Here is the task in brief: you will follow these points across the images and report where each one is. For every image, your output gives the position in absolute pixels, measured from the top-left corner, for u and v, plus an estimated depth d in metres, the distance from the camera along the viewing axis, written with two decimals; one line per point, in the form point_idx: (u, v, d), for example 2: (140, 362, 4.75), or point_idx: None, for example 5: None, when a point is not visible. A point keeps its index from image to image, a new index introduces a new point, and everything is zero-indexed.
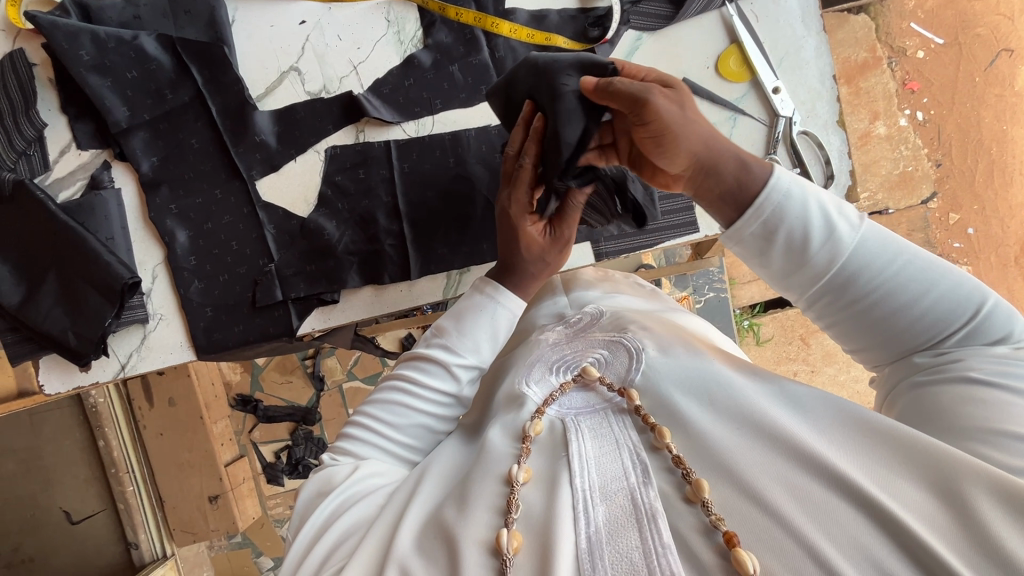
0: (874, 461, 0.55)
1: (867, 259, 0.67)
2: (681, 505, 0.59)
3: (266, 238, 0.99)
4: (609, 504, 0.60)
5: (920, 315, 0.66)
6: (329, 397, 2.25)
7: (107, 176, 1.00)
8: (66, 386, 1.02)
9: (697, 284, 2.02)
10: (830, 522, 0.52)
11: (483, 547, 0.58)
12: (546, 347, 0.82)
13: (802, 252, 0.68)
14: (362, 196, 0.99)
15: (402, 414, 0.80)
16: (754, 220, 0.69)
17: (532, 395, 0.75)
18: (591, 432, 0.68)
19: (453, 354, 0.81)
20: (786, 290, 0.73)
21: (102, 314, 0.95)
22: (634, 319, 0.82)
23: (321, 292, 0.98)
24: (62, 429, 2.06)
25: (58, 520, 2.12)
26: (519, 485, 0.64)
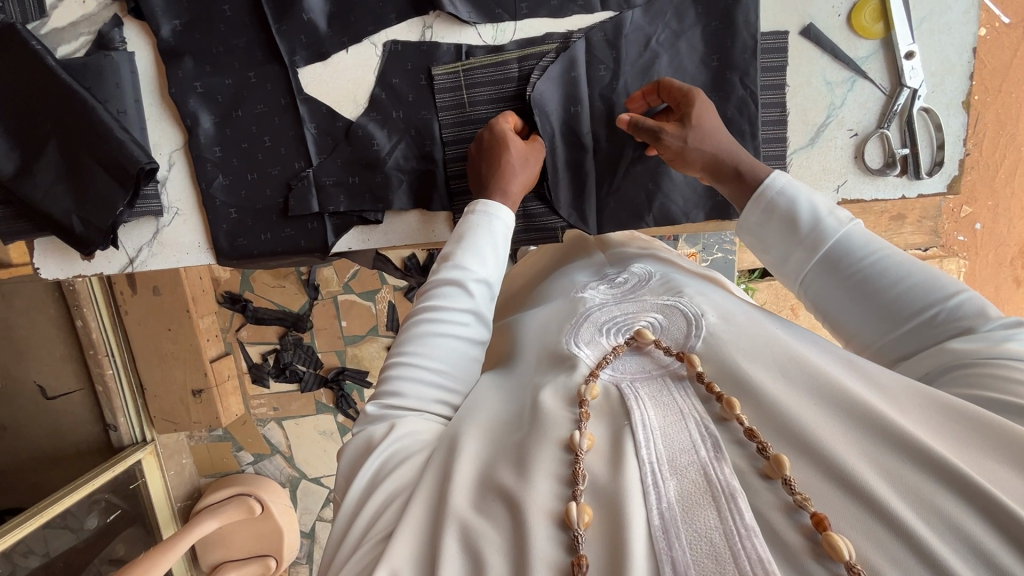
0: (971, 448, 0.47)
1: (849, 246, 0.65)
2: (756, 481, 0.50)
3: (306, 138, 0.87)
4: (681, 479, 0.51)
5: (896, 296, 0.62)
6: (322, 307, 2.17)
7: (118, 36, 0.85)
8: (66, 272, 0.93)
9: (709, 241, 1.94)
10: (928, 508, 0.43)
11: (550, 517, 0.51)
12: (594, 307, 0.73)
13: (789, 232, 0.68)
14: (420, 105, 0.87)
15: (438, 350, 0.67)
16: (755, 211, 0.70)
17: (582, 355, 0.67)
18: (652, 399, 0.59)
19: (463, 271, 0.69)
20: (783, 276, 0.71)
21: (113, 200, 0.84)
22: (685, 284, 0.73)
23: (364, 209, 0.88)
24: (35, 304, 1.95)
25: (33, 394, 2.06)
26: (583, 453, 0.56)
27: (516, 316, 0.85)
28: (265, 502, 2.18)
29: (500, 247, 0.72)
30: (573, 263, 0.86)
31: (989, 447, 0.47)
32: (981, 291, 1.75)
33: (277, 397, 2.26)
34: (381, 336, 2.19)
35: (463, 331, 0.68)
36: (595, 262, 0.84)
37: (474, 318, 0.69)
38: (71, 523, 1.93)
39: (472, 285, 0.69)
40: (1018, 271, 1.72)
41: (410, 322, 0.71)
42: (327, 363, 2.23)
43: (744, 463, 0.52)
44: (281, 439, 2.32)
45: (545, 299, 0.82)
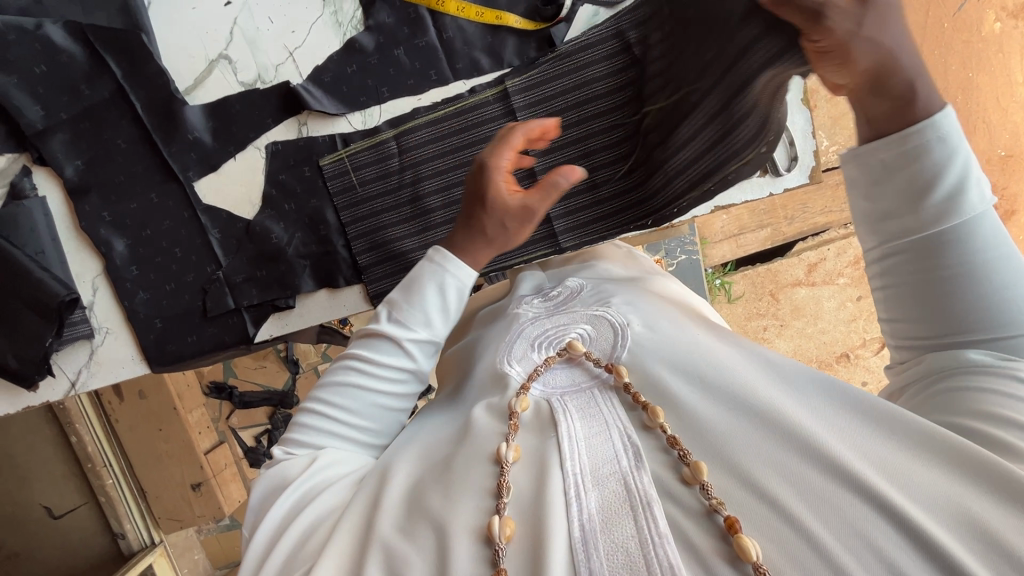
0: (882, 445, 0.48)
1: (971, 232, 0.56)
2: (677, 486, 0.50)
3: (212, 243, 0.94)
4: (602, 488, 0.50)
5: (974, 299, 0.56)
6: (305, 379, 2.21)
7: (28, 184, 0.91)
8: (15, 407, 0.97)
9: (668, 246, 1.82)
10: (832, 511, 0.44)
11: (473, 535, 0.50)
12: (527, 321, 0.72)
13: (914, 193, 0.57)
14: (309, 194, 0.95)
15: (358, 401, 0.69)
16: (892, 151, 0.57)
17: (511, 373, 0.66)
18: (579, 411, 0.59)
19: (404, 328, 0.69)
20: (867, 231, 0.62)
21: (40, 334, 0.90)
22: (615, 294, 0.72)
23: (275, 298, 0.94)
24: (29, 427, 1.97)
25: (39, 516, 2.06)
26: (508, 464, 0.55)
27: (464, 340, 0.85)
28: None
29: (451, 310, 0.71)
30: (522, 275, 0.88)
31: (899, 444, 0.48)
32: None
33: None
34: None
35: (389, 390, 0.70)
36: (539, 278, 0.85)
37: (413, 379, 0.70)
38: None
39: (411, 347, 0.69)
40: None
41: (342, 370, 0.71)
42: None
43: (668, 466, 0.52)
44: None
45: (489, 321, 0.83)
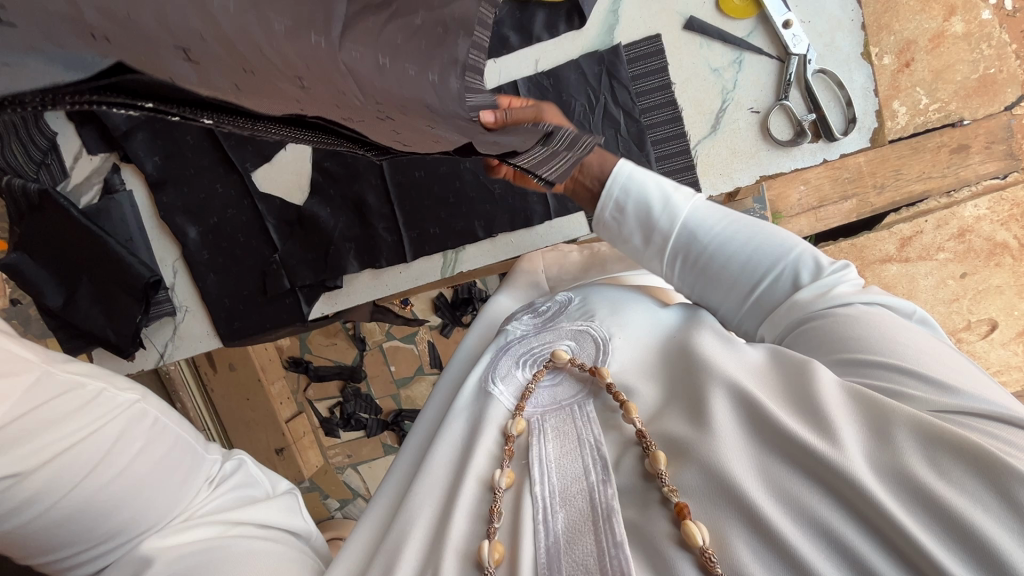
0: (823, 403, 0.46)
1: (698, 218, 0.66)
2: (642, 485, 0.51)
3: (268, 229, 1.03)
4: (568, 507, 0.52)
5: (744, 262, 0.62)
6: (371, 356, 2.35)
7: (117, 179, 1.04)
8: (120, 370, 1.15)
9: None
10: (784, 496, 0.43)
11: (460, 556, 0.53)
12: (514, 340, 0.72)
13: (646, 223, 0.68)
14: (350, 180, 1.02)
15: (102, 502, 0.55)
16: (610, 207, 0.70)
17: (498, 395, 0.65)
18: (554, 430, 0.59)
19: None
20: (651, 264, 0.71)
21: (132, 312, 1.03)
22: (605, 304, 0.71)
23: (325, 278, 1.03)
24: None
25: None
26: (501, 491, 0.56)
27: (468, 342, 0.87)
28: None
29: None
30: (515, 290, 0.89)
31: (843, 405, 0.46)
32: None
33: (350, 445, 2.47)
34: (428, 373, 2.36)
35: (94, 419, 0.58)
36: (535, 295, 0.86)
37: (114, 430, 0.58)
38: None
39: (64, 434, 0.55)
40: None
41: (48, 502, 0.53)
42: (386, 407, 2.41)
43: (633, 473, 0.53)
44: (360, 482, 2.51)
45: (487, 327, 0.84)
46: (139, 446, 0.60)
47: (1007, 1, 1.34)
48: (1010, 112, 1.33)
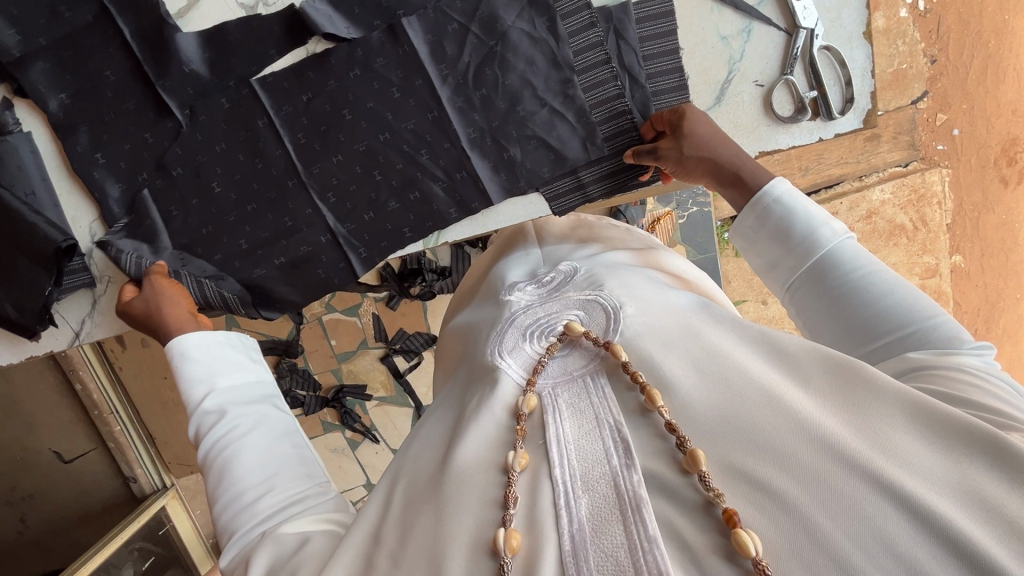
0: (878, 417, 0.42)
1: (842, 255, 0.61)
2: (672, 477, 0.43)
3: (214, 191, 0.87)
4: (591, 494, 0.44)
5: (878, 311, 0.58)
6: (310, 331, 2.16)
7: (10, 118, 0.83)
8: (17, 355, 0.93)
9: (680, 198, 1.73)
10: (839, 505, 0.38)
11: (481, 550, 0.44)
12: (519, 311, 0.62)
13: (780, 238, 0.64)
14: (316, 138, 0.86)
15: (249, 475, 0.64)
16: (748, 215, 0.67)
17: (506, 368, 0.55)
18: (569, 406, 0.50)
19: (212, 378, 0.73)
20: (769, 282, 0.67)
21: (40, 283, 0.85)
22: (614, 275, 0.63)
23: (282, 251, 0.89)
24: (32, 376, 1.81)
25: (49, 460, 1.92)
26: (515, 474, 0.47)
27: (459, 320, 0.78)
28: None
29: (219, 357, 0.75)
30: (509, 258, 0.79)
31: (897, 415, 0.42)
32: (968, 199, 1.58)
33: None
34: (372, 347, 2.21)
35: (249, 403, 0.72)
36: (531, 258, 0.76)
37: (252, 385, 0.74)
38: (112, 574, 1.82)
39: (221, 384, 0.72)
40: (1004, 170, 1.56)
41: (217, 464, 0.66)
42: (325, 383, 2.23)
43: (662, 456, 0.45)
44: None
45: (482, 302, 0.74)
46: (274, 434, 0.69)
47: (921, 2, 1.35)
48: (915, 106, 1.40)
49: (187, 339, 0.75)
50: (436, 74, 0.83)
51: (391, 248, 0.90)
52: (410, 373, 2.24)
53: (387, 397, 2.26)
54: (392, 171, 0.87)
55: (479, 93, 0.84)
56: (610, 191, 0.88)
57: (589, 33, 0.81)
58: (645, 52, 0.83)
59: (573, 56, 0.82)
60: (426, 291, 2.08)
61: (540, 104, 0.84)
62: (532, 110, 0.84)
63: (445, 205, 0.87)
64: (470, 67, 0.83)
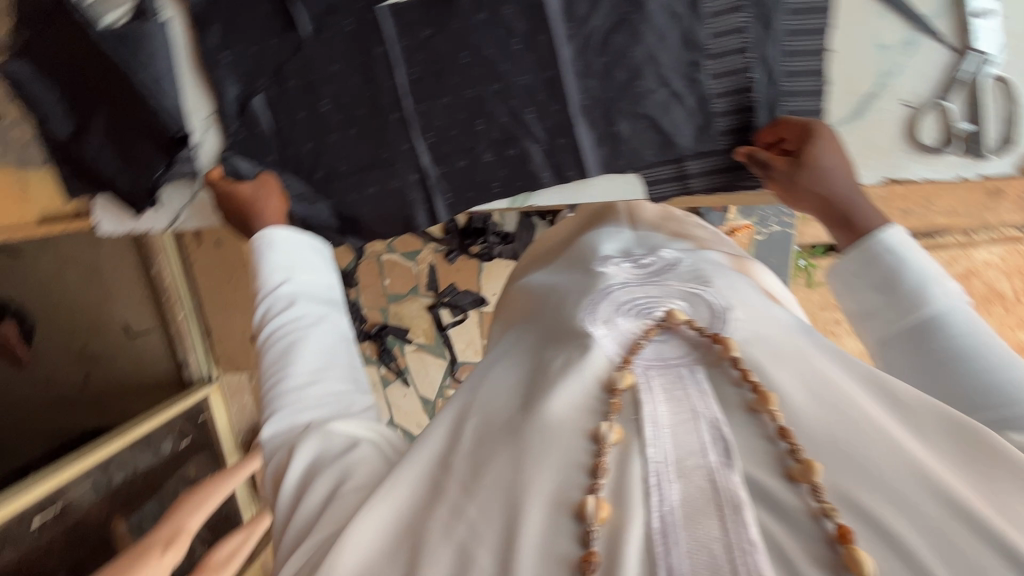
0: (1002, 488, 0.40)
1: (953, 319, 0.55)
2: (779, 486, 0.41)
3: (322, 109, 0.90)
4: (686, 481, 0.42)
5: (984, 384, 0.51)
6: (367, 266, 2.24)
7: (154, 3, 0.87)
8: (122, 225, 1.06)
9: (764, 214, 1.62)
10: (961, 559, 0.36)
11: (558, 509, 0.43)
12: (616, 286, 0.61)
13: (885, 288, 0.59)
14: (429, 76, 0.85)
15: (305, 364, 0.68)
16: (854, 259, 0.62)
17: (600, 338, 0.54)
18: (665, 389, 0.49)
19: (290, 273, 0.77)
20: (859, 330, 0.62)
21: (152, 165, 0.92)
22: (722, 278, 0.62)
23: (375, 181, 0.91)
24: (116, 252, 1.93)
25: (117, 332, 2.08)
26: (608, 445, 0.45)
27: (533, 282, 0.77)
28: None
29: (299, 256, 0.79)
30: (599, 232, 0.77)
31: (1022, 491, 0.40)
32: None
33: None
34: (422, 295, 2.25)
35: (319, 302, 0.75)
36: (624, 237, 0.75)
37: (323, 287, 0.78)
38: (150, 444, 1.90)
39: (296, 279, 0.76)
40: None
41: (278, 347, 0.70)
42: (371, 318, 2.31)
43: (768, 460, 0.43)
44: None
45: (566, 269, 0.73)
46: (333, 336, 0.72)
47: None
48: None
49: (273, 231, 0.80)
50: (562, 32, 0.80)
51: (475, 200, 0.89)
52: (452, 328, 2.27)
53: (426, 345, 2.30)
54: (494, 124, 0.85)
55: (600, 60, 0.80)
56: (714, 188, 0.83)
57: (732, 15, 0.74)
58: (789, 47, 0.76)
59: (708, 39, 0.76)
60: (486, 253, 2.09)
61: (664, 83, 0.79)
62: (652, 87, 0.79)
63: (538, 167, 0.86)
64: (598, 31, 0.79)
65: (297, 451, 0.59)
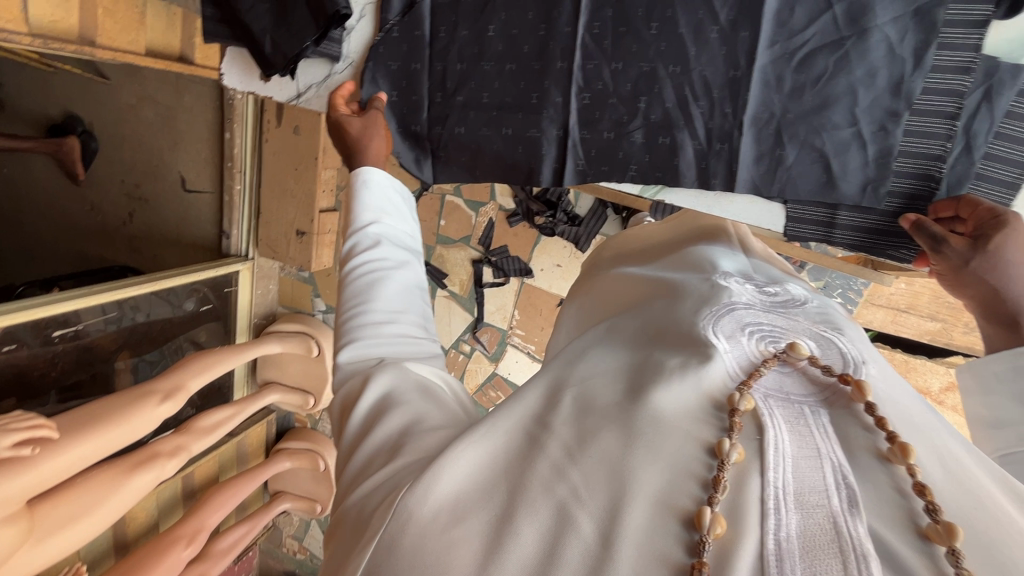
0: None
1: None
2: (908, 552, 0.35)
3: (487, 33, 0.86)
4: (804, 516, 0.37)
5: None
6: (429, 200, 2.19)
7: None
8: (243, 85, 1.04)
9: (833, 282, 1.52)
10: None
11: (670, 511, 0.38)
12: (740, 305, 0.53)
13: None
14: (609, 36, 0.80)
15: (380, 308, 0.63)
16: (998, 360, 0.57)
17: (721, 352, 0.47)
18: (787, 422, 0.43)
19: (379, 214, 0.72)
20: (980, 437, 0.56)
21: (303, 34, 0.88)
22: (852, 330, 0.55)
23: (516, 123, 0.88)
24: (197, 105, 1.85)
25: (173, 181, 2.00)
26: (727, 465, 0.40)
27: (630, 272, 0.69)
28: (323, 347, 1.98)
29: (389, 197, 0.75)
30: (713, 247, 0.68)
31: None
32: None
33: None
34: (471, 247, 2.18)
35: (403, 246, 0.71)
36: (741, 260, 0.66)
37: (410, 236, 0.73)
38: (172, 299, 1.85)
39: (382, 221, 0.72)
40: None
41: (354, 287, 0.66)
42: None
43: (895, 516, 0.37)
44: None
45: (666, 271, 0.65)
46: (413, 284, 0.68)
47: None
48: None
49: (369, 167, 0.75)
50: (768, 35, 0.74)
51: (607, 175, 0.86)
52: (489, 288, 2.19)
53: (458, 295, 2.25)
54: (658, 106, 0.81)
55: (795, 77, 0.75)
56: (856, 246, 0.80)
57: (955, 77, 0.70)
58: (1000, 129, 0.72)
59: (919, 93, 0.72)
60: (548, 227, 2.00)
61: (855, 122, 0.74)
62: (838, 122, 0.75)
63: (684, 167, 0.82)
64: (805, 46, 0.74)
65: (369, 384, 0.55)
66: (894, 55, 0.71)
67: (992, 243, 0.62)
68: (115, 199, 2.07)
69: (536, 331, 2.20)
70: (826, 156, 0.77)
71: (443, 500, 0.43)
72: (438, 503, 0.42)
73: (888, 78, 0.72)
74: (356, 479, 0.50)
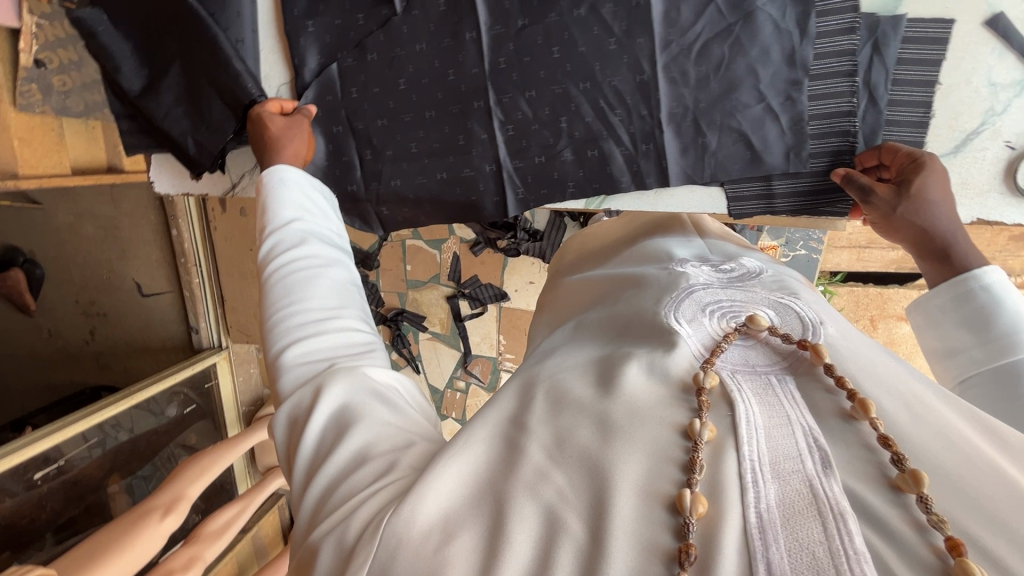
0: None
1: None
2: (881, 502, 0.36)
3: (401, 88, 0.88)
4: (782, 483, 0.38)
5: None
6: (390, 249, 2.19)
7: None
8: (175, 188, 1.03)
9: (792, 236, 1.56)
10: None
11: (652, 496, 0.39)
12: (697, 286, 0.56)
13: (973, 327, 0.57)
14: (518, 67, 0.83)
15: (313, 305, 0.61)
16: (944, 294, 0.60)
17: (685, 337, 0.49)
18: (756, 395, 0.44)
19: (298, 213, 0.70)
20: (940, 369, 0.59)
21: (224, 127, 0.88)
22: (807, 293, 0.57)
23: (450, 166, 0.89)
24: (136, 209, 1.82)
25: (129, 290, 1.95)
26: (701, 443, 0.41)
27: (591, 275, 0.71)
28: None
29: (308, 199, 0.73)
30: (667, 238, 0.71)
31: None
32: None
33: None
34: (442, 284, 2.18)
35: (331, 244, 0.70)
36: (695, 245, 0.68)
37: (337, 236, 0.72)
38: (154, 408, 1.79)
39: (302, 220, 0.70)
40: None
41: (281, 286, 0.63)
42: (388, 302, 2.25)
43: (866, 470, 0.39)
44: None
45: (626, 269, 0.67)
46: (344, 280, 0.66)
47: None
48: None
49: (284, 170, 0.73)
50: (663, 36, 0.78)
51: (549, 197, 0.88)
52: (470, 320, 2.19)
53: (441, 334, 2.23)
54: (579, 123, 0.83)
55: (697, 69, 0.79)
56: (797, 210, 0.83)
57: (842, 38, 0.75)
58: (895, 76, 0.77)
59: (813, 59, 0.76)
60: (512, 248, 2.02)
61: (762, 98, 0.78)
62: (747, 101, 0.79)
63: (620, 172, 0.84)
64: (700, 39, 0.77)
65: (323, 397, 0.53)
66: (781, 30, 0.75)
67: (918, 186, 0.66)
68: (71, 322, 2.00)
69: (525, 350, 2.20)
70: (746, 133, 0.80)
71: (430, 518, 0.41)
72: (427, 520, 0.41)
73: (782, 53, 0.76)
74: (321, 502, 0.47)
